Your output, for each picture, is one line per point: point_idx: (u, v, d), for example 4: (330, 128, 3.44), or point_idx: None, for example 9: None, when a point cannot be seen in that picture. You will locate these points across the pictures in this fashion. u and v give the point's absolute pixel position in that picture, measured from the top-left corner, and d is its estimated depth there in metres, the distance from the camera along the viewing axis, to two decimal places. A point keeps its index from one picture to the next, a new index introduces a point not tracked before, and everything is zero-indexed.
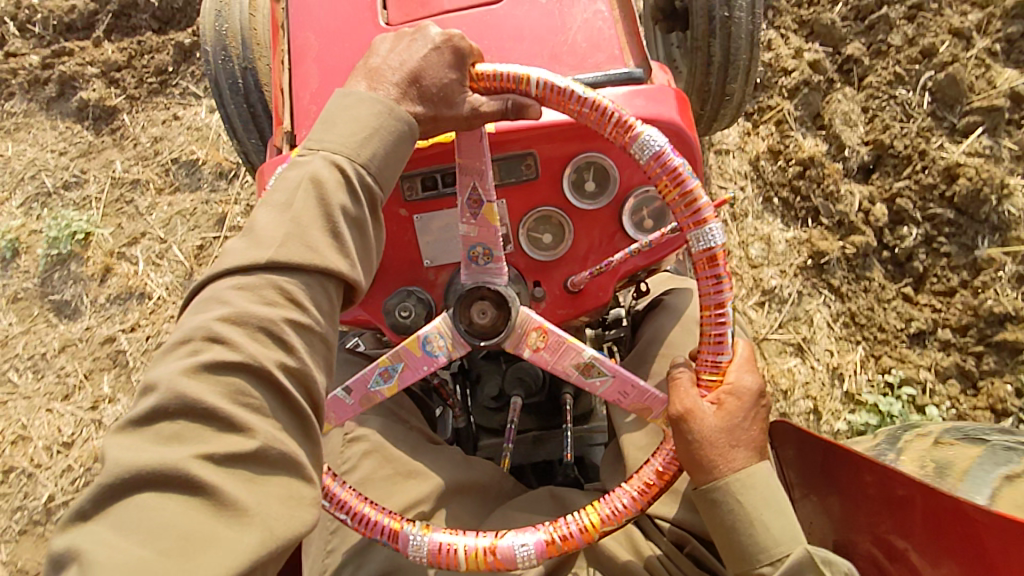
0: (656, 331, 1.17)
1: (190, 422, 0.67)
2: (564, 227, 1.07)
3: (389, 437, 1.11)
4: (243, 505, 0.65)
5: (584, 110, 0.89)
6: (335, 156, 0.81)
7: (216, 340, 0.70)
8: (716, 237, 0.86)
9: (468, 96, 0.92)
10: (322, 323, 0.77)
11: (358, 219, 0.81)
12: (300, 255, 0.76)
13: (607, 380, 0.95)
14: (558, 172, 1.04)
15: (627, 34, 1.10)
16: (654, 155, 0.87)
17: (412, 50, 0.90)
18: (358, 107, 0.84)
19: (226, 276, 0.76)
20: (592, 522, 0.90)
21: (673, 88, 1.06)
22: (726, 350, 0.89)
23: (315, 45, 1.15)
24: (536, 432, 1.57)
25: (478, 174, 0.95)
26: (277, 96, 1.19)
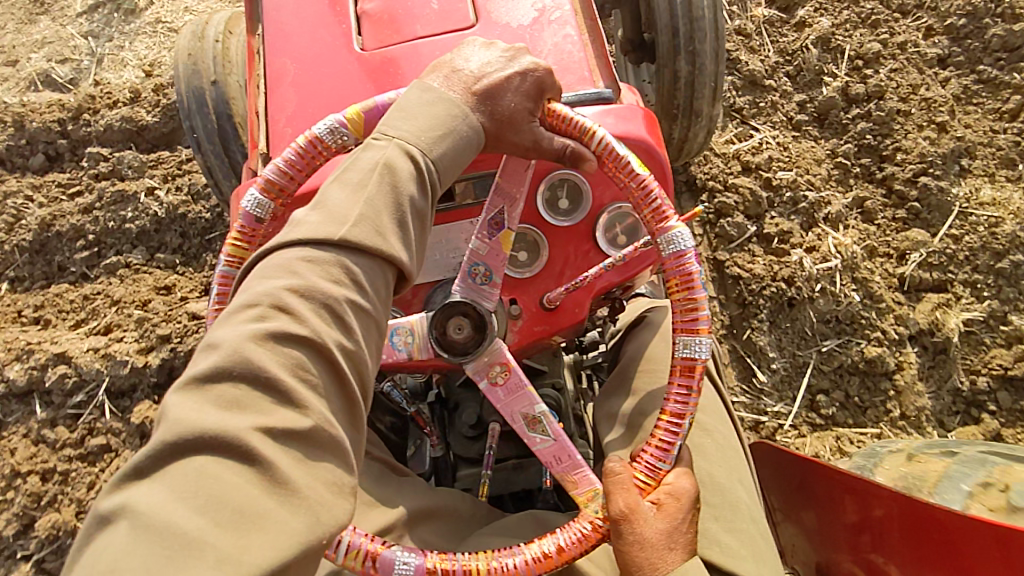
0: (634, 347, 1.18)
1: (250, 388, 0.64)
2: (539, 243, 1.07)
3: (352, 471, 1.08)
4: (297, 484, 0.62)
5: (629, 185, 0.95)
6: (410, 146, 0.81)
7: (283, 313, 0.68)
8: (702, 350, 0.91)
9: (535, 127, 0.93)
10: (379, 309, 0.75)
11: (421, 211, 0.81)
12: (370, 239, 0.74)
13: (548, 441, 0.95)
14: (533, 190, 1.06)
15: (596, 57, 1.13)
16: (671, 256, 0.92)
17: (494, 69, 0.93)
18: (436, 106, 0.85)
19: (294, 247, 0.73)
20: (478, 567, 0.88)
21: (643, 108, 1.09)
22: (669, 458, 0.91)
23: (292, 70, 1.16)
24: (516, 458, 1.53)
25: (511, 201, 0.99)
26: (255, 121, 1.20)
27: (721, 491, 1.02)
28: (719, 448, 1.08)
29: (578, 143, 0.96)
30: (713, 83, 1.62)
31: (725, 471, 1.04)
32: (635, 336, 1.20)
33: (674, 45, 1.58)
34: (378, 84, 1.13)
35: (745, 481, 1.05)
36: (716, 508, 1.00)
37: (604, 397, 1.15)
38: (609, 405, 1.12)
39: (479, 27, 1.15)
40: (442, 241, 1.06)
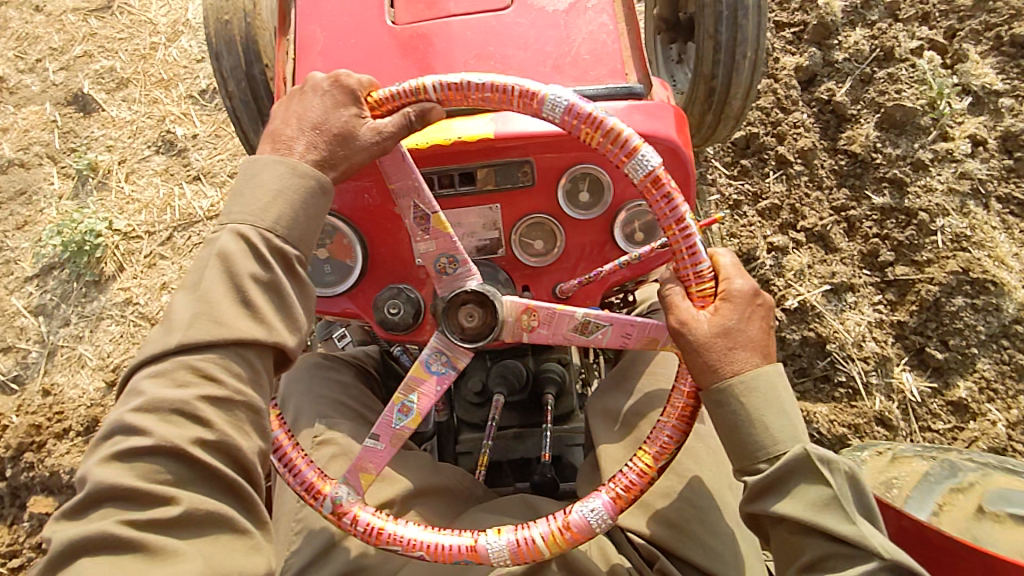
0: (642, 351, 1.21)
1: (117, 502, 0.72)
2: (556, 234, 1.08)
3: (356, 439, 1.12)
4: (173, 558, 0.70)
5: (485, 95, 0.90)
6: (240, 228, 0.83)
7: (131, 429, 0.74)
8: (651, 159, 0.90)
9: (367, 124, 0.91)
10: (246, 391, 0.79)
11: (272, 281, 0.83)
12: (210, 331, 0.79)
13: (607, 330, 0.98)
14: (554, 181, 1.06)
15: (631, 49, 1.12)
16: (566, 111, 0.89)
17: (305, 101, 0.92)
18: (260, 174, 0.86)
19: (142, 366, 0.79)
20: (647, 463, 0.94)
21: (672, 106, 1.08)
22: (702, 258, 0.92)
23: (321, 39, 1.17)
24: (518, 428, 1.59)
25: (415, 192, 0.97)
26: (282, 88, 1.20)
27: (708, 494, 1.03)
28: (709, 451, 1.09)
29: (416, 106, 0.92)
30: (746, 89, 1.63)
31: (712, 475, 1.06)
32: (644, 340, 1.23)
33: (711, 47, 1.58)
34: (409, 59, 1.13)
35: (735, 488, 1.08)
36: (703, 512, 1.02)
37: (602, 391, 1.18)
38: (609, 400, 1.15)
39: (514, 9, 1.14)
40: (453, 226, 1.08)
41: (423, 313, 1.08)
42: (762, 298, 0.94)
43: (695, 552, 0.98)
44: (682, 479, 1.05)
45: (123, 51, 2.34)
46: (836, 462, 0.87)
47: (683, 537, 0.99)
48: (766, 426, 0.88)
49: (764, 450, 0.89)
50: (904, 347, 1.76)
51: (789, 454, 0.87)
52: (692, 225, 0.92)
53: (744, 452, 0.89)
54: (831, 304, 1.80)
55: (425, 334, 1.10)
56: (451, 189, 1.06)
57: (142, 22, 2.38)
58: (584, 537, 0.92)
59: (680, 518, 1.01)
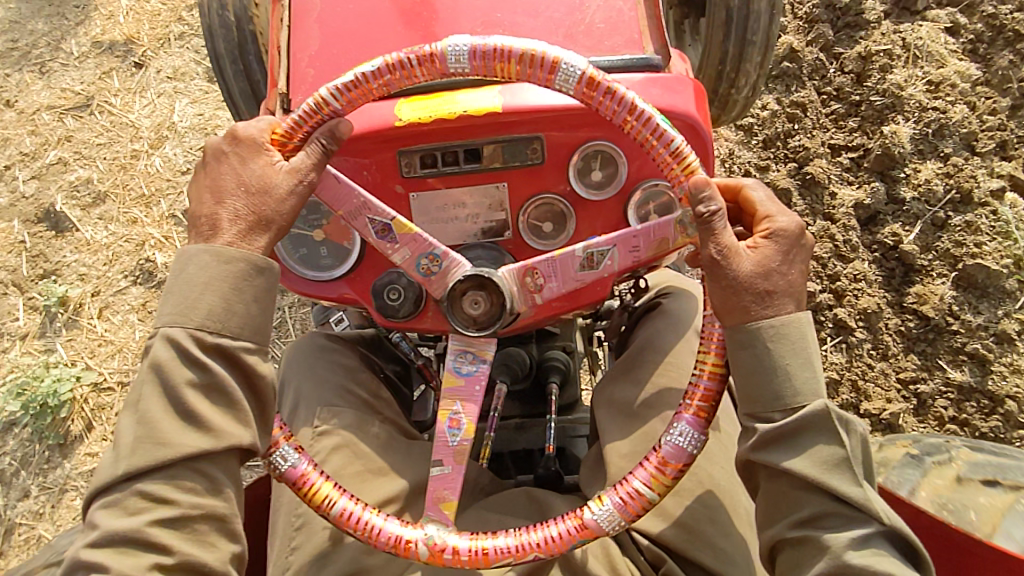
0: (650, 338, 1.12)
1: None
2: (566, 215, 1.02)
3: (359, 432, 1.06)
4: None
5: (386, 81, 0.87)
6: (169, 335, 0.79)
7: (91, 568, 0.74)
8: (575, 62, 0.84)
9: (280, 163, 0.86)
10: (202, 502, 0.78)
11: (211, 384, 0.79)
12: (151, 454, 0.76)
13: (613, 253, 0.94)
14: (565, 159, 0.99)
15: (648, 18, 1.04)
16: (471, 57, 0.84)
17: (218, 165, 0.86)
18: (185, 269, 0.80)
19: (96, 495, 0.78)
20: (710, 366, 0.88)
21: (691, 80, 1.01)
22: (668, 133, 0.87)
23: (317, 5, 1.09)
24: (519, 418, 1.53)
25: (365, 206, 0.93)
26: (276, 56, 1.12)
27: (721, 492, 0.95)
28: (723, 448, 1.00)
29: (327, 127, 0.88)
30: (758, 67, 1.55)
31: (723, 473, 0.97)
32: (655, 325, 1.14)
33: (724, 25, 1.51)
34: (410, 27, 1.05)
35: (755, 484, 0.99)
36: (713, 511, 0.93)
37: (610, 380, 1.11)
38: (618, 391, 1.07)
39: None
40: (457, 206, 1.01)
41: (425, 299, 1.01)
42: (804, 237, 0.89)
43: (705, 554, 0.90)
44: (695, 477, 0.95)
45: (101, 159, 2.19)
46: (851, 424, 0.84)
47: (692, 539, 0.91)
48: (789, 376, 0.83)
49: (783, 400, 0.84)
50: (920, 336, 1.71)
51: (808, 409, 0.83)
52: (647, 109, 0.86)
53: (762, 396, 0.84)
54: (843, 295, 1.76)
55: (427, 321, 1.02)
56: (456, 166, 0.99)
57: (123, 124, 2.24)
58: (684, 466, 0.86)
59: (689, 517, 0.92)
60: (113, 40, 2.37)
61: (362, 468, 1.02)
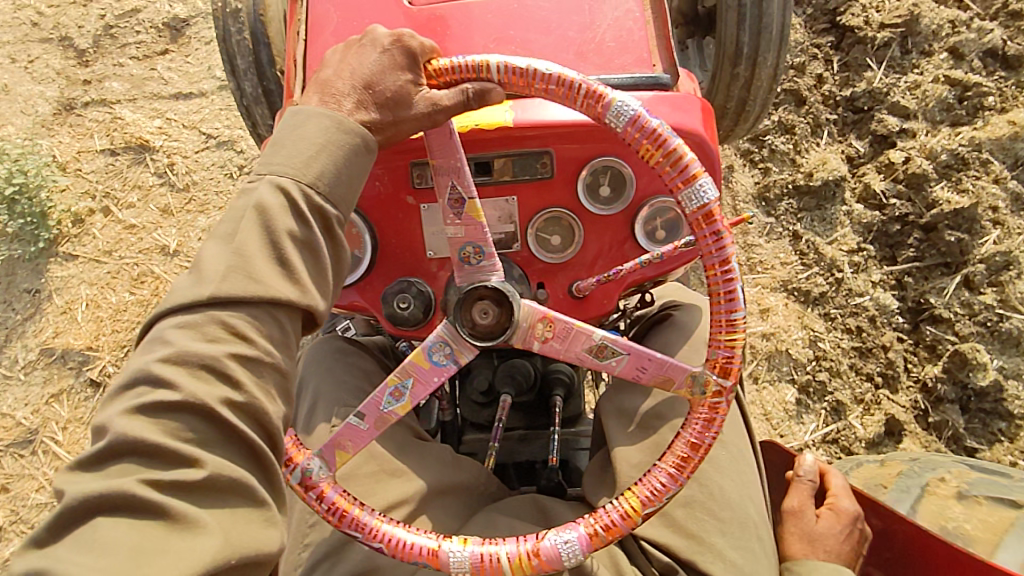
0: (662, 346, 1.13)
1: (135, 462, 0.62)
2: (574, 229, 1.03)
3: (377, 434, 1.07)
4: (196, 518, 0.61)
5: (550, 88, 0.84)
6: (281, 179, 0.73)
7: (157, 381, 0.64)
8: (708, 192, 0.84)
9: (424, 93, 0.84)
10: (277, 354, 0.70)
11: (310, 241, 0.73)
12: (246, 287, 0.68)
13: (623, 358, 0.93)
14: (574, 173, 1.01)
15: (657, 37, 1.06)
16: (630, 122, 0.84)
17: (362, 56, 0.83)
18: (307, 124, 0.76)
19: (169, 315, 0.69)
20: (633, 507, 0.87)
21: (698, 98, 1.03)
22: (738, 307, 0.87)
23: (335, 18, 1.12)
24: (523, 431, 1.54)
25: (456, 172, 0.91)
26: (291, 68, 1.15)
27: (732, 506, 0.96)
28: (733, 458, 1.01)
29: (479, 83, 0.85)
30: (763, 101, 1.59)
31: (736, 486, 0.98)
32: (665, 337, 1.15)
33: (733, 44, 1.53)
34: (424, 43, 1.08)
35: (757, 498, 0.99)
36: (724, 522, 0.95)
37: (620, 386, 1.12)
38: (626, 400, 1.09)
39: None
40: None
41: (434, 307, 1.04)
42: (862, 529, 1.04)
43: (715, 566, 0.92)
44: (704, 488, 0.97)
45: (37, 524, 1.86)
46: None
47: (700, 548, 0.93)
48: None
49: None
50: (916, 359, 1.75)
51: None
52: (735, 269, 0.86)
53: None
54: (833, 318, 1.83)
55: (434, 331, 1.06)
56: None
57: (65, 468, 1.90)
58: (552, 567, 0.86)
59: (696, 527, 0.94)
60: (66, 348, 2.02)
61: (376, 468, 1.04)
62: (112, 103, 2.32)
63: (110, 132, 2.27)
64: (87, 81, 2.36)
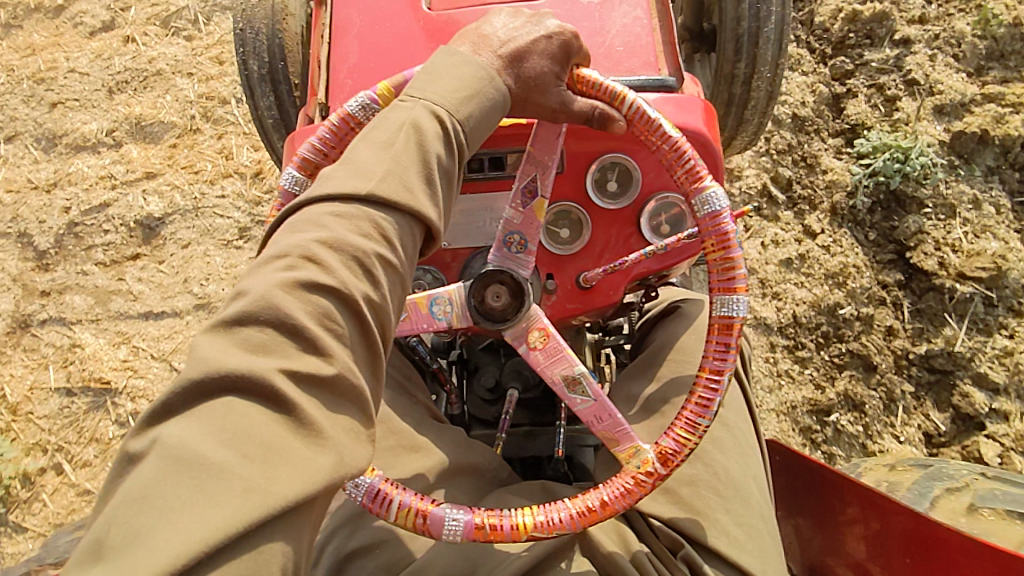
0: (669, 335, 1.18)
1: (280, 335, 0.65)
2: (582, 222, 1.08)
3: (396, 410, 1.11)
4: (320, 427, 0.64)
5: (663, 147, 0.95)
6: (437, 106, 0.81)
7: (313, 261, 0.69)
8: (740, 308, 0.92)
9: (563, 89, 0.93)
10: (406, 268, 0.76)
11: (449, 169, 0.81)
12: (398, 194, 0.75)
13: (588, 401, 0.98)
14: (583, 169, 1.06)
15: (664, 43, 1.12)
16: (709, 215, 0.93)
17: (528, 31, 0.92)
18: (464, 68, 0.85)
19: (321, 203, 0.74)
20: (524, 523, 0.89)
21: (702, 101, 1.09)
22: (709, 414, 0.92)
23: (357, 22, 1.18)
24: (528, 427, 1.57)
25: (542, 167, 0.99)
26: (316, 70, 1.22)
27: (735, 485, 1.00)
28: (736, 441, 1.05)
29: (608, 108, 0.96)
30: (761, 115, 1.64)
31: (738, 466, 1.03)
32: (671, 326, 1.21)
33: (733, 57, 1.59)
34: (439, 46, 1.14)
35: (758, 478, 1.04)
36: (728, 500, 0.98)
37: (630, 377, 1.17)
38: (634, 387, 1.14)
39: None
40: (483, 209, 1.08)
41: None
42: None
43: (721, 541, 0.94)
44: (709, 468, 1.01)
45: None
46: None
47: (704, 523, 0.96)
48: None
49: None
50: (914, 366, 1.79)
51: None
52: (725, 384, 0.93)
53: None
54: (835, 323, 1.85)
55: None
56: (481, 173, 1.07)
57: None
58: (429, 534, 0.89)
59: (701, 504, 0.98)
60: None
61: (395, 443, 1.07)
62: (70, 323, 2.17)
63: (67, 365, 2.12)
64: (46, 293, 2.21)
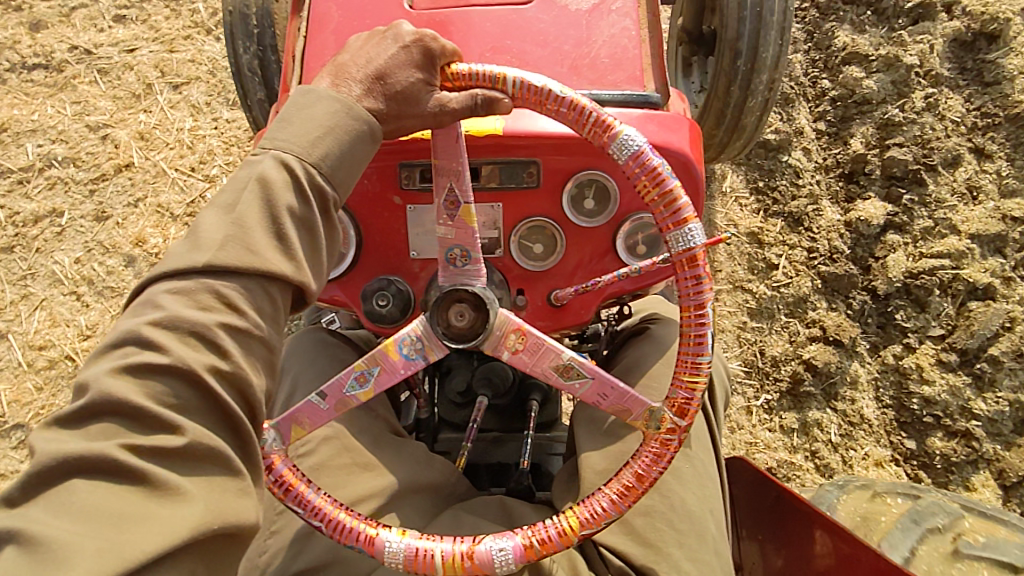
0: (637, 360, 1.16)
1: (117, 420, 0.65)
2: (556, 239, 1.05)
3: (351, 427, 1.08)
4: (177, 487, 0.64)
5: (562, 111, 0.87)
6: (284, 154, 0.77)
7: (147, 343, 0.67)
8: (696, 237, 0.86)
9: (435, 93, 0.88)
10: (264, 327, 0.74)
11: (307, 219, 0.77)
12: (240, 258, 0.72)
13: (587, 382, 0.93)
14: (560, 185, 1.03)
15: (651, 57, 1.08)
16: (634, 157, 0.86)
17: (381, 48, 0.87)
18: (316, 106, 0.80)
19: (165, 278, 0.73)
20: (570, 526, 0.88)
21: (688, 120, 1.05)
22: (706, 351, 0.89)
23: (336, 18, 1.13)
24: (497, 433, 1.56)
25: (455, 175, 0.94)
26: (289, 63, 1.17)
27: (691, 518, 0.98)
28: (696, 473, 1.04)
29: (490, 91, 0.88)
30: (757, 123, 1.63)
31: (697, 499, 1.01)
32: (640, 349, 1.19)
33: (731, 63, 1.55)
34: None
35: (716, 511, 1.03)
36: (682, 534, 0.97)
37: None
38: (597, 410, 1.11)
39: (536, 4, 1.11)
40: None
41: (412, 307, 1.06)
42: None
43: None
44: (665, 499, 1.00)
45: None
46: None
47: (657, 558, 0.95)
48: None
49: None
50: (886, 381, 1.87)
51: None
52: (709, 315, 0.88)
53: None
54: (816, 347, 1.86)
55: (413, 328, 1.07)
56: None
57: None
58: (482, 572, 0.86)
59: (654, 536, 0.97)
60: None
61: (348, 462, 1.05)
62: None
63: None
64: None
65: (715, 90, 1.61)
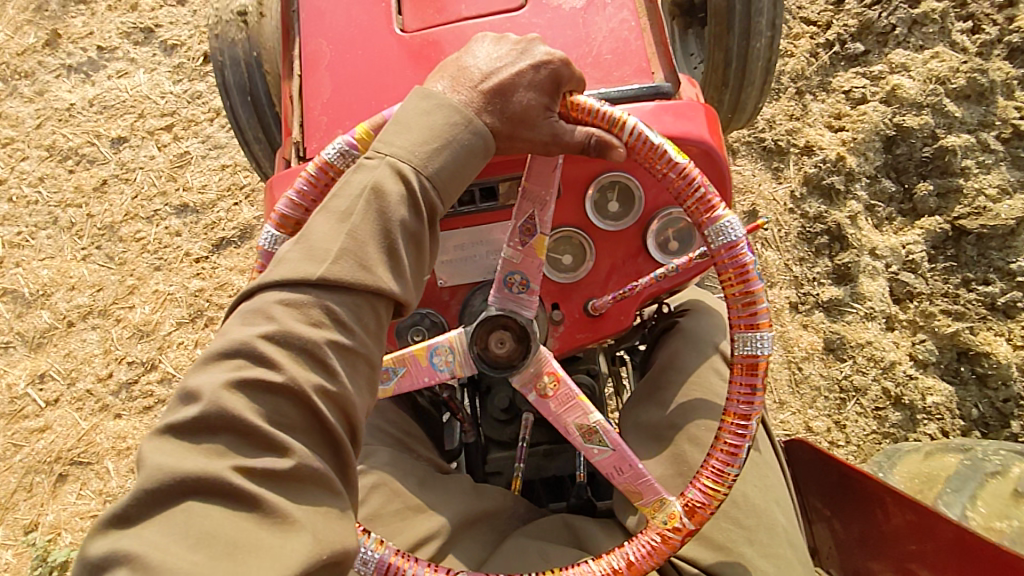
0: (673, 355, 1.13)
1: (232, 437, 0.62)
2: (585, 247, 1.01)
3: (397, 471, 1.04)
4: (288, 514, 0.61)
5: (669, 175, 0.88)
6: (400, 163, 0.75)
7: (260, 358, 0.65)
8: (764, 346, 0.85)
9: (553, 120, 0.85)
10: (368, 345, 0.72)
11: (416, 233, 0.76)
12: (355, 274, 0.70)
13: (605, 452, 0.91)
14: (581, 192, 0.99)
15: (655, 45, 1.04)
16: (727, 245, 0.86)
17: (512, 62, 0.84)
18: (434, 113, 0.78)
19: (273, 289, 0.70)
20: None
21: (703, 105, 1.00)
22: (737, 462, 0.86)
23: (328, 54, 1.11)
24: (548, 445, 1.49)
25: (541, 204, 0.91)
26: (289, 105, 1.15)
27: (756, 514, 0.95)
28: (755, 465, 1.02)
29: (605, 133, 0.88)
30: (762, 84, 1.59)
31: (759, 490, 0.98)
32: (677, 344, 1.15)
33: (726, 25, 1.51)
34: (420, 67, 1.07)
35: (784, 502, 1.00)
36: (751, 531, 0.94)
37: (638, 401, 1.13)
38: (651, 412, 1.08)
39: (528, 8, 1.08)
40: (479, 242, 1.02)
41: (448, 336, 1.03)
42: None
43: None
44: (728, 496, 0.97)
45: None
46: None
47: (729, 559, 0.91)
48: None
49: None
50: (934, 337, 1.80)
51: None
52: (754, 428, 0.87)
53: None
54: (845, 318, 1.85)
55: None
56: (472, 206, 1.01)
57: None
58: None
59: (723, 537, 0.93)
60: None
61: (400, 506, 1.00)
62: None
63: None
64: None
65: (713, 66, 1.59)
